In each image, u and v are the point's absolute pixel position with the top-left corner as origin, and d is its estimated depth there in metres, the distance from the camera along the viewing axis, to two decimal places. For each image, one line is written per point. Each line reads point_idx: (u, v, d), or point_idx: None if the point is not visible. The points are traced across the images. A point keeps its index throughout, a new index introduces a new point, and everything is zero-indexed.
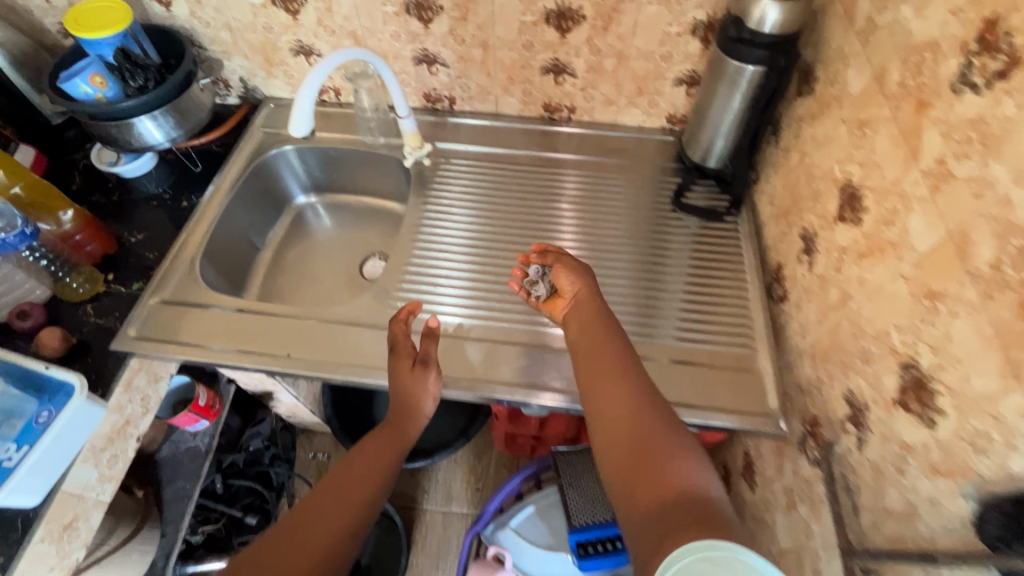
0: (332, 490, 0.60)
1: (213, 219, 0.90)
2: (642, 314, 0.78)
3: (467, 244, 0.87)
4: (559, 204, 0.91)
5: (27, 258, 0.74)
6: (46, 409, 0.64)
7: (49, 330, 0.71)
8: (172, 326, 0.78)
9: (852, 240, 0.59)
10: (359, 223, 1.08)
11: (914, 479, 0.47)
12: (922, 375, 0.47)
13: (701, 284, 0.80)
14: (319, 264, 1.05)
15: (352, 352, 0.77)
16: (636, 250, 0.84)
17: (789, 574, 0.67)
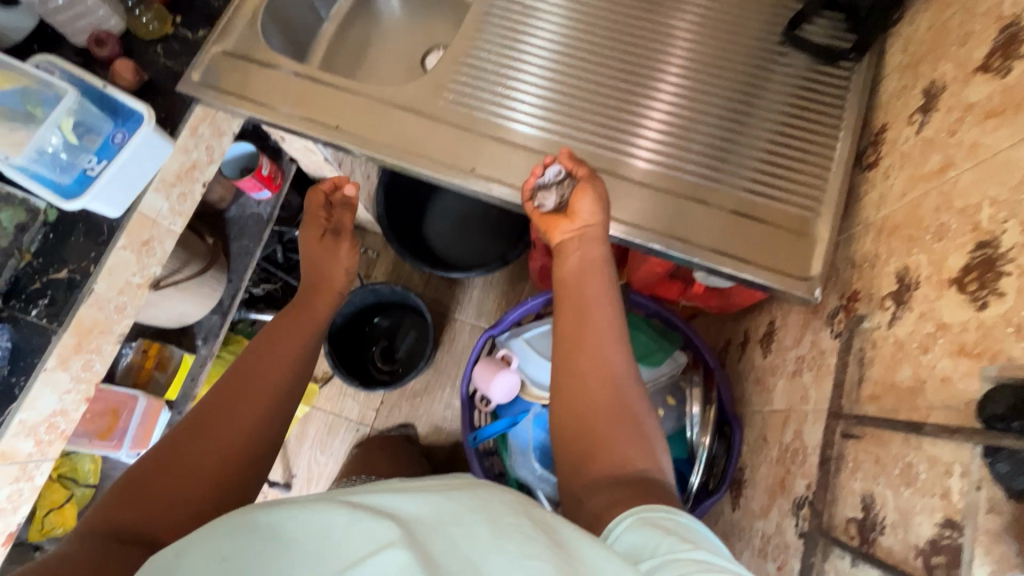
0: (263, 361, 0.72)
1: None
2: (720, 158, 0.71)
3: (557, 47, 0.79)
4: (670, 21, 0.78)
5: None
6: (121, 132, 0.70)
7: (122, 62, 0.73)
8: (236, 81, 0.81)
9: (985, 96, 0.48)
10: (430, 13, 1.00)
11: (935, 357, 0.45)
12: (995, 255, 0.42)
13: (794, 137, 0.71)
14: (382, 50, 1.00)
15: (399, 137, 0.77)
16: (738, 88, 0.74)
17: (771, 429, 0.70)
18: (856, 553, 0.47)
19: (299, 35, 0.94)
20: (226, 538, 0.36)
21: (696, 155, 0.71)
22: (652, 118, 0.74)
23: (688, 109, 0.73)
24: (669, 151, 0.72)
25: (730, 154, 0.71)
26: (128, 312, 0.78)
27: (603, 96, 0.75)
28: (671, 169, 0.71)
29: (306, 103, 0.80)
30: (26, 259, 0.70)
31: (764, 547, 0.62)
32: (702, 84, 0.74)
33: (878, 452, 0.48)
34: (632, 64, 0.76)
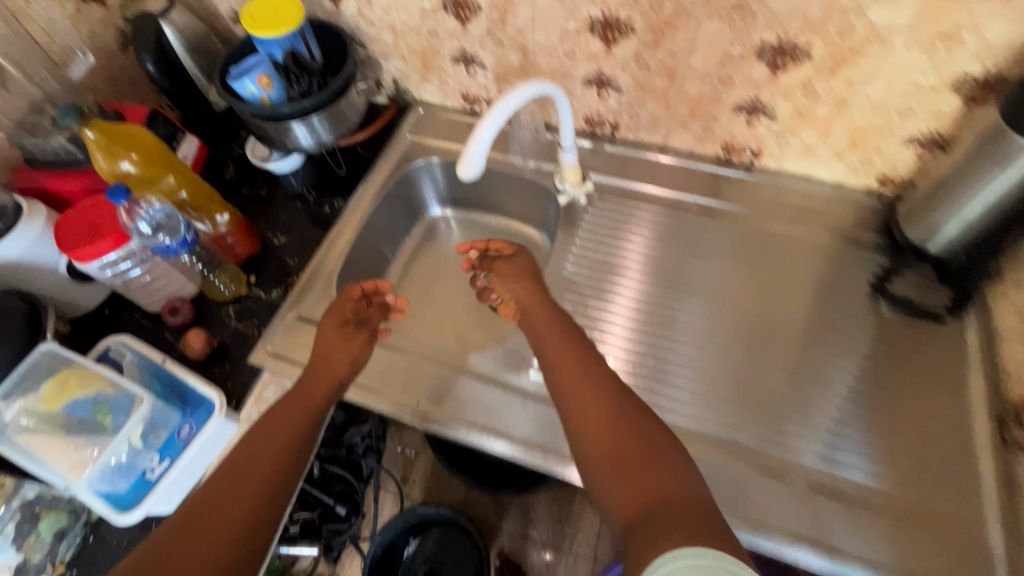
0: (238, 464, 0.55)
1: (356, 233, 0.90)
2: (729, 357, 0.75)
3: (586, 251, 0.86)
4: (706, 263, 0.83)
5: (187, 261, 0.79)
6: (188, 423, 0.67)
7: (195, 334, 0.77)
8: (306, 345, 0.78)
9: None
10: None
11: None
12: None
13: (884, 369, 0.72)
14: (441, 285, 1.01)
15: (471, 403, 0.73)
16: (763, 302, 0.79)
17: None
18: None
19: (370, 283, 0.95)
20: None
21: (720, 356, 0.75)
22: (672, 331, 0.78)
23: (696, 315, 0.79)
24: (690, 352, 0.76)
25: (752, 357, 0.75)
26: None
27: (625, 300, 0.81)
28: (645, 360, 0.76)
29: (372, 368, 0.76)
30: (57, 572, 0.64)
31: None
32: (721, 292, 0.80)
33: None
34: (658, 279, 0.82)
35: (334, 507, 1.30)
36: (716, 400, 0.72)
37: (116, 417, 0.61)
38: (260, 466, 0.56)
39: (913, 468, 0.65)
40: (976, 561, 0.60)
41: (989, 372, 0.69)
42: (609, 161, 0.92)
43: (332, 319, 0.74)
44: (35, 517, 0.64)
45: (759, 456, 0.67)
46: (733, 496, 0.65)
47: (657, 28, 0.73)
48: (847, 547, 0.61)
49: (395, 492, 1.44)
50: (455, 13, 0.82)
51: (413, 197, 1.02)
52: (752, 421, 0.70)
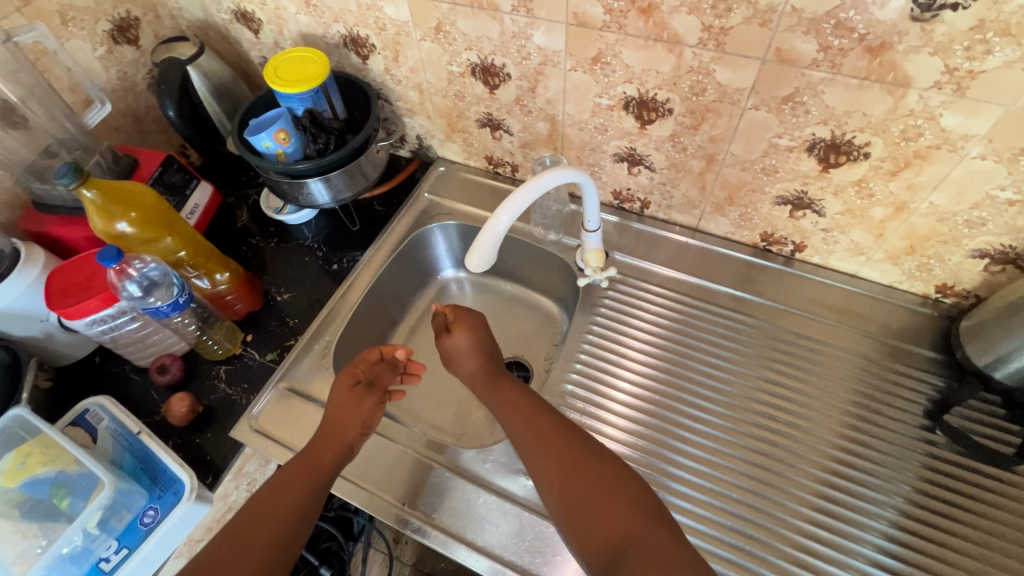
0: (256, 512, 0.56)
1: (360, 297, 0.86)
2: (743, 479, 0.66)
3: (597, 336, 0.79)
4: (736, 361, 0.75)
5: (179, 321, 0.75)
6: (153, 507, 0.62)
7: (178, 398, 0.72)
8: (292, 421, 0.73)
9: None
10: (512, 312, 0.98)
11: None
12: None
13: (940, 516, 0.62)
14: None
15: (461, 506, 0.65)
16: (792, 417, 0.69)
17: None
18: None
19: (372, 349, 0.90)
20: None
21: (738, 478, 0.66)
22: (679, 440, 0.69)
23: (711, 424, 0.70)
24: (698, 467, 0.67)
25: (775, 483, 0.65)
26: None
27: (630, 396, 0.73)
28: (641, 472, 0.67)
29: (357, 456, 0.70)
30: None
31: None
32: (739, 398, 0.72)
33: None
34: (671, 377, 0.74)
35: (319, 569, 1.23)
36: (720, 530, 0.63)
37: (75, 502, 0.56)
38: (278, 513, 0.56)
39: None
40: None
41: None
42: (636, 239, 0.86)
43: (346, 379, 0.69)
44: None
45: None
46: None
47: (697, 112, 0.68)
48: None
49: (385, 552, 1.37)
50: (483, 79, 0.78)
51: (427, 259, 0.97)
52: (761, 560, 0.61)
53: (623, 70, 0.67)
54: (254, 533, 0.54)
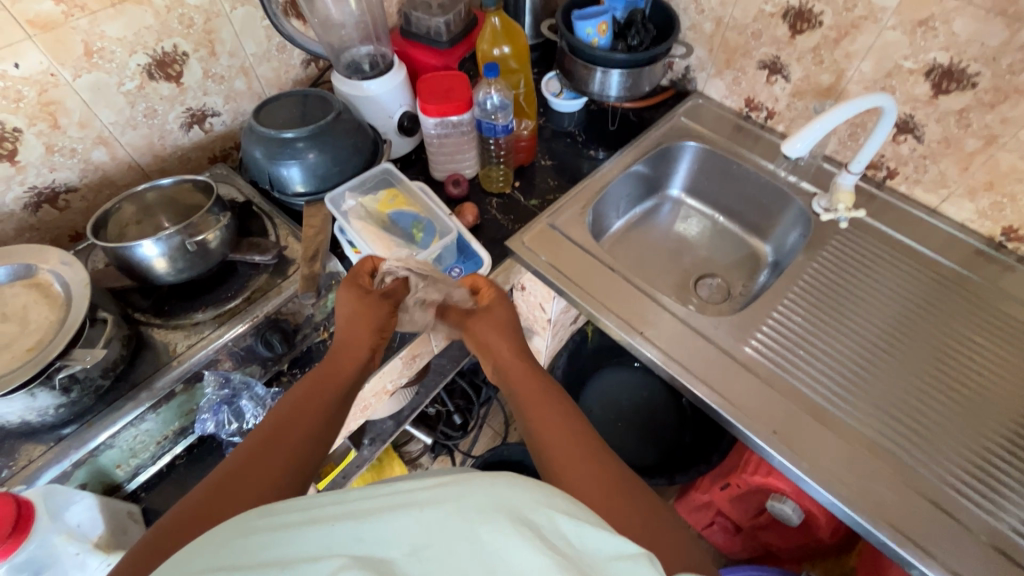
0: (282, 425, 0.57)
1: (608, 183, 1.00)
2: (937, 407, 0.73)
3: (815, 266, 0.89)
4: (939, 321, 0.82)
5: (487, 146, 0.96)
6: (460, 268, 0.83)
7: (469, 205, 0.90)
8: (553, 251, 0.89)
9: None
10: (717, 241, 1.09)
11: None
12: None
13: None
14: (652, 257, 1.09)
15: (685, 352, 0.79)
16: (998, 378, 0.76)
17: None
18: None
19: (599, 228, 1.05)
20: (227, 543, 0.34)
21: (924, 408, 0.73)
22: (881, 362, 0.78)
23: (914, 360, 0.78)
24: (888, 389, 0.75)
25: (959, 422, 0.72)
26: (363, 412, 0.88)
27: (832, 319, 0.82)
28: (832, 371, 0.77)
29: (604, 292, 0.85)
30: (324, 336, 0.78)
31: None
32: (943, 349, 0.79)
33: None
34: (880, 316, 0.83)
35: (452, 414, 1.43)
36: (902, 437, 0.71)
37: (425, 237, 0.79)
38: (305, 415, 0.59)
39: None
40: None
41: None
42: (871, 202, 0.94)
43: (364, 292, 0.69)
44: (328, 288, 0.77)
45: (951, 502, 0.66)
46: (932, 531, 0.64)
47: (1002, 91, 0.75)
48: None
49: (497, 430, 1.55)
50: (791, 23, 0.89)
51: (661, 174, 1.10)
52: (936, 470, 0.68)
53: (945, 37, 0.76)
54: (276, 448, 0.54)
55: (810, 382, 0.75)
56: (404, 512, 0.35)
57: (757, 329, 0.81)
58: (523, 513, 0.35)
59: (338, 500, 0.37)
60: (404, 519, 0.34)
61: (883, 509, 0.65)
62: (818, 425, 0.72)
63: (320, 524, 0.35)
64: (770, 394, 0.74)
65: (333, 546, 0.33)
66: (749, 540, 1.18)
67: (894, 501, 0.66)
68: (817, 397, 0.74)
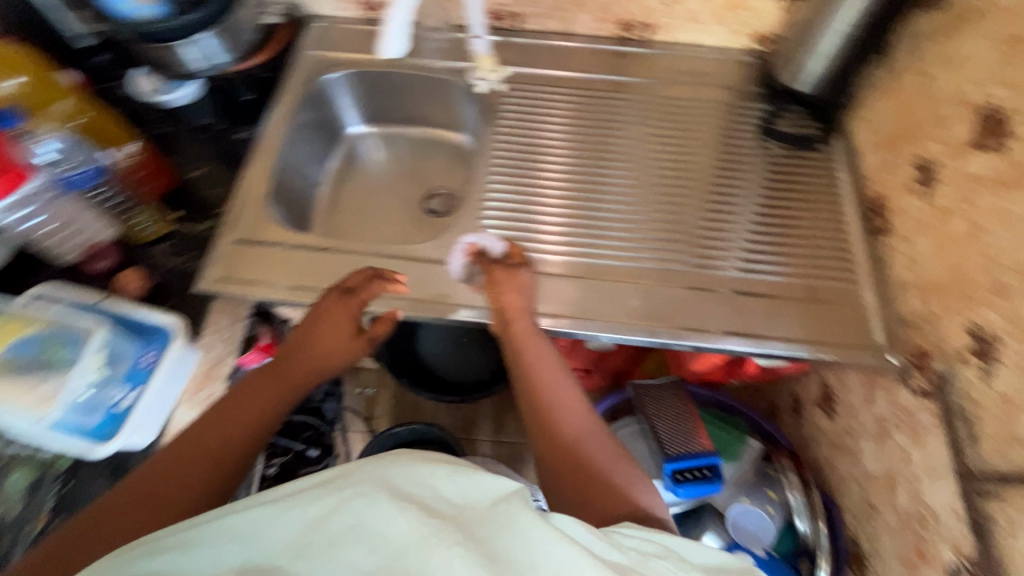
0: (186, 452, 0.58)
1: (276, 161, 0.88)
2: (653, 207, 0.83)
3: (511, 137, 0.90)
4: (616, 131, 0.89)
5: (93, 199, 0.75)
6: (150, 352, 0.66)
7: (128, 273, 0.74)
8: (251, 264, 0.77)
9: (887, 126, 0.77)
10: (424, 153, 1.05)
11: (946, 312, 0.64)
12: (954, 219, 0.64)
13: (781, 199, 0.83)
14: (375, 202, 1.02)
15: (432, 288, 0.77)
16: (680, 157, 0.87)
17: (849, 441, 0.80)
18: (908, 285, 0.70)
19: (300, 208, 0.94)
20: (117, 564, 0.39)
21: (637, 213, 0.82)
22: (601, 194, 0.84)
23: (621, 177, 0.86)
24: (606, 212, 0.82)
25: (665, 209, 0.83)
26: None
27: (538, 176, 0.86)
28: (558, 225, 0.81)
29: (325, 275, 0.77)
30: (43, 521, 0.61)
31: (883, 432, 0.73)
32: (637, 154, 0.88)
33: (929, 357, 0.66)
34: (581, 152, 0.88)
35: (306, 451, 1.33)
36: (632, 249, 0.79)
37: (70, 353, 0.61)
38: (234, 428, 0.61)
39: (813, 264, 0.77)
40: (855, 320, 0.73)
41: (854, 183, 0.83)
42: (519, 52, 0.95)
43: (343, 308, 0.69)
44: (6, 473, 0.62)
45: (693, 278, 0.77)
46: (688, 311, 0.74)
47: None
48: (772, 333, 0.73)
49: (364, 431, 1.48)
50: None
51: (330, 119, 1.00)
52: (664, 259, 0.78)
53: None
54: (195, 459, 0.58)
55: (544, 246, 0.80)
56: (291, 515, 0.40)
57: (483, 225, 0.82)
58: (408, 489, 0.43)
59: (236, 509, 0.41)
60: (289, 527, 0.40)
61: (649, 317, 0.75)
62: (579, 280, 0.77)
63: (227, 540, 0.40)
64: (534, 279, 0.77)
65: (223, 563, 0.39)
66: (604, 376, 1.31)
67: (643, 304, 0.75)
68: (566, 257, 0.79)
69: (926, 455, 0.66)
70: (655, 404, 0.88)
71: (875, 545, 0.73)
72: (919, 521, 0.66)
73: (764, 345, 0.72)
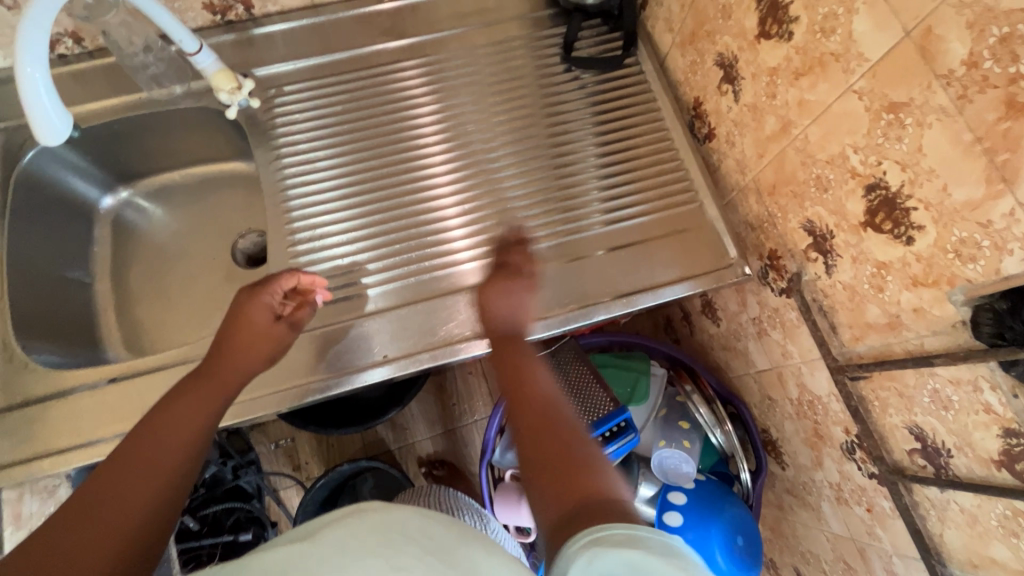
0: (124, 458, 0.48)
1: (7, 286, 0.68)
2: (490, 183, 0.74)
3: (308, 155, 0.75)
4: (420, 107, 0.77)
5: None
6: None
7: None
8: (36, 430, 0.62)
9: (682, 23, 0.71)
10: (210, 196, 0.87)
11: (783, 210, 0.62)
12: (764, 115, 0.61)
13: (611, 131, 0.77)
14: (174, 272, 0.84)
15: (270, 374, 0.66)
16: (503, 114, 0.77)
17: (736, 343, 0.82)
18: (744, 190, 0.68)
19: (77, 322, 0.75)
20: None
21: (475, 198, 0.73)
22: (439, 187, 0.73)
23: (449, 160, 0.75)
24: (444, 209, 0.72)
25: (499, 181, 0.74)
26: None
27: (353, 190, 0.73)
28: (395, 242, 0.71)
29: (129, 411, 0.63)
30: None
31: (761, 330, 0.74)
32: (455, 127, 0.76)
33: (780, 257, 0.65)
34: (396, 147, 0.75)
35: (238, 538, 1.17)
36: (484, 241, 0.71)
37: None
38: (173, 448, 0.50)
39: (657, 193, 0.74)
40: (709, 239, 0.71)
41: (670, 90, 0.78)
42: (269, 46, 0.78)
43: (261, 310, 0.62)
44: None
45: (560, 249, 0.71)
46: (560, 290, 0.69)
47: None
48: (637, 284, 0.70)
49: (295, 483, 1.32)
50: None
51: (67, 199, 0.78)
52: (518, 242, 0.71)
53: None
54: (137, 471, 0.47)
55: (386, 273, 0.69)
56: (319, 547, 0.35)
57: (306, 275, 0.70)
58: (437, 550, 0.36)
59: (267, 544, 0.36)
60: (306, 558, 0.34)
61: None
62: (442, 299, 0.68)
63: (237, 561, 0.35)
64: (392, 318, 0.68)
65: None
66: None
67: None
68: (421, 278, 0.69)
69: (799, 348, 0.66)
70: (554, 375, 0.85)
71: (784, 433, 0.76)
72: (811, 407, 0.68)
73: (632, 300, 0.69)
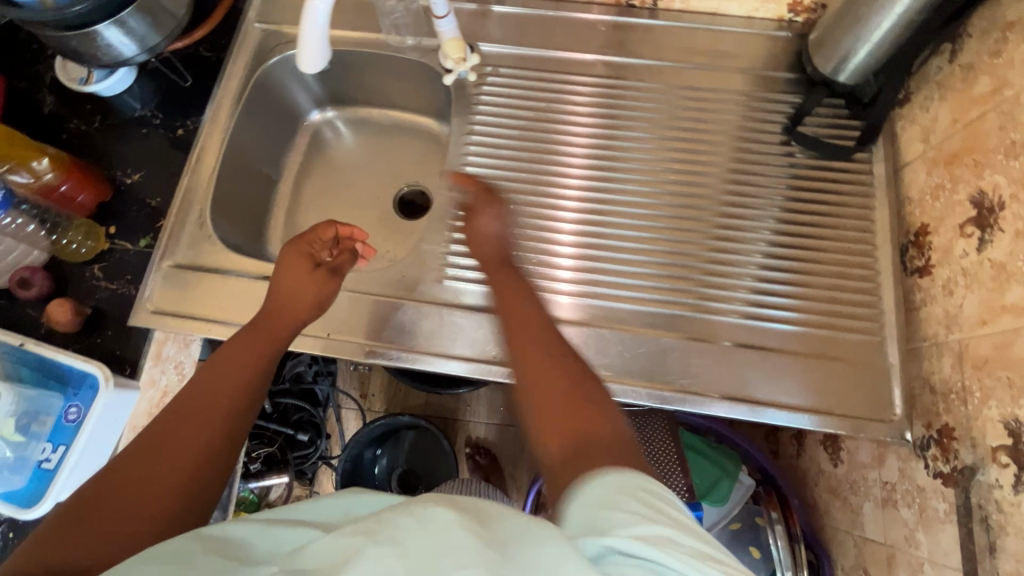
0: (185, 402, 0.49)
1: (219, 163, 0.77)
2: (655, 228, 0.71)
3: (493, 138, 0.76)
4: (614, 127, 0.75)
5: (12, 224, 0.67)
6: (75, 405, 0.62)
7: (56, 304, 0.66)
8: (196, 293, 0.71)
9: (945, 139, 0.62)
10: (395, 141, 0.92)
11: (982, 393, 0.53)
12: (1010, 282, 0.51)
13: (803, 221, 0.69)
14: (342, 195, 0.90)
15: (388, 329, 0.69)
16: (695, 164, 0.73)
17: (849, 494, 0.72)
18: (943, 348, 0.58)
19: (254, 210, 0.85)
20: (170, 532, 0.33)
21: (633, 236, 0.70)
22: (601, 213, 0.72)
23: (617, 190, 0.73)
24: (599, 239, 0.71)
25: (662, 226, 0.71)
26: None
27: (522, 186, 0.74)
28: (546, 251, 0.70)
29: None
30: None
31: (889, 499, 0.64)
32: (640, 160, 0.74)
33: (956, 440, 0.55)
34: (575, 158, 0.74)
35: (296, 436, 1.27)
36: (625, 282, 0.69)
37: None
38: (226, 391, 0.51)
39: (830, 307, 0.66)
40: (870, 382, 0.63)
41: (893, 204, 0.69)
42: (500, 24, 0.80)
43: (305, 257, 0.66)
44: None
45: (700, 324, 0.67)
46: (686, 366, 0.65)
47: None
48: (770, 394, 0.64)
49: (357, 408, 1.39)
50: None
51: (284, 104, 0.88)
52: (657, 299, 0.68)
53: None
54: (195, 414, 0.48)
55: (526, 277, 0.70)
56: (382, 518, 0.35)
57: (451, 251, 0.72)
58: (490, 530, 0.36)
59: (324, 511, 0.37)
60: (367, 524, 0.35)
61: (629, 371, 0.66)
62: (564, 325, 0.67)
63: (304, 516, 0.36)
64: None
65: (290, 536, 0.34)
66: None
67: (624, 357, 0.66)
68: (547, 295, 0.69)
69: (931, 544, 0.57)
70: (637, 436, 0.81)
71: None
72: None
73: (759, 411, 0.63)
